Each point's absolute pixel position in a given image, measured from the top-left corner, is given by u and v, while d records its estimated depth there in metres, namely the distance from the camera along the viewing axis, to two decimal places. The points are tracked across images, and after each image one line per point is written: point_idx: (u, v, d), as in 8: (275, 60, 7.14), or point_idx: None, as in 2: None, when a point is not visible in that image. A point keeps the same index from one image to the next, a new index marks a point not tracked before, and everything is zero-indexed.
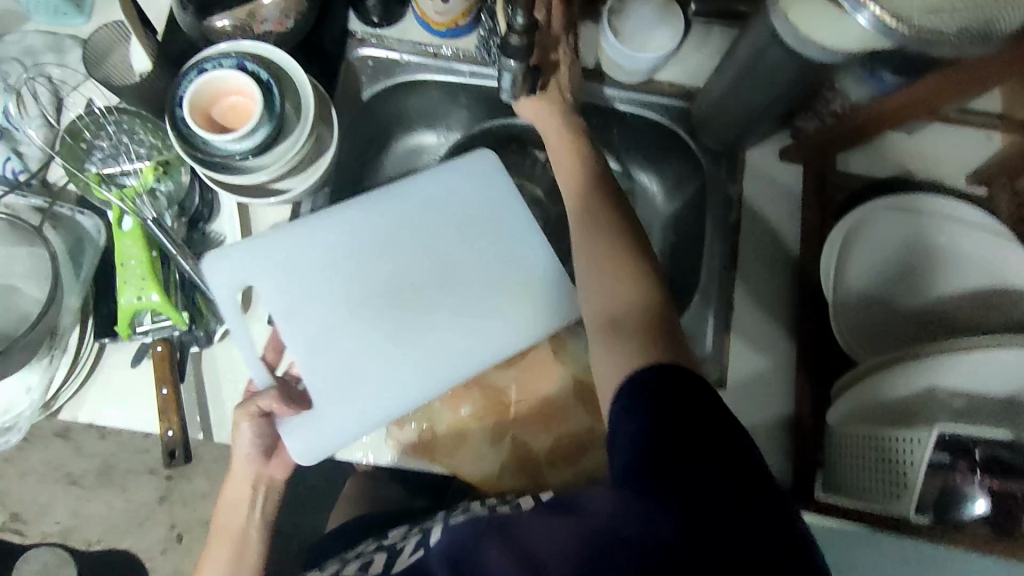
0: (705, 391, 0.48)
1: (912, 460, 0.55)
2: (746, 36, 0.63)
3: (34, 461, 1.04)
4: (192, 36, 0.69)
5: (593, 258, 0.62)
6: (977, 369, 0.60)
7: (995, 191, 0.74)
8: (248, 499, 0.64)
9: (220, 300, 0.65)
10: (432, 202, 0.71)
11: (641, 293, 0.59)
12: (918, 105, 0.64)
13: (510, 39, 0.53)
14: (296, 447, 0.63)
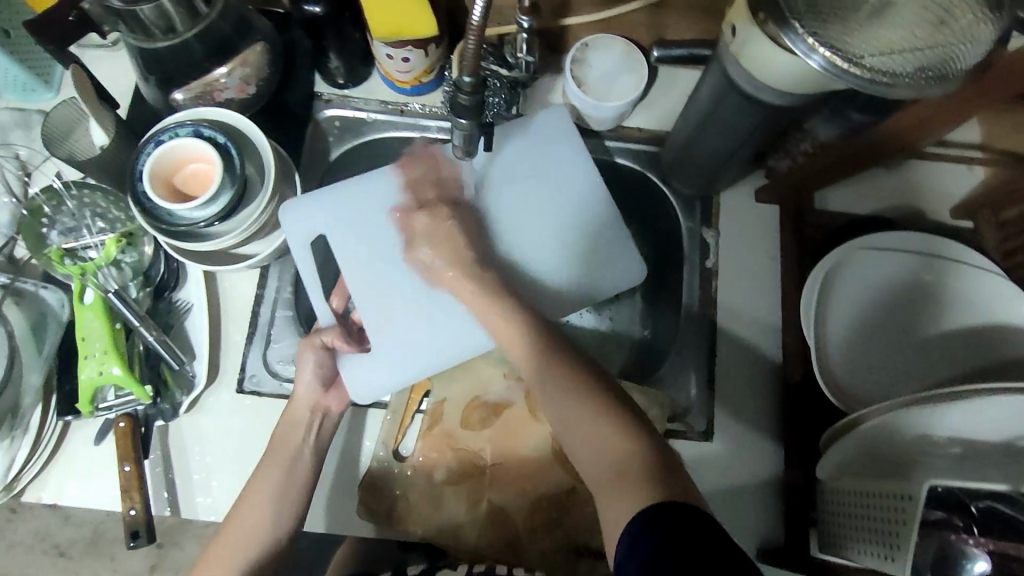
0: (697, 516, 0.41)
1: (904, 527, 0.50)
2: (706, 80, 0.62)
3: (22, 532, 0.89)
4: (156, 106, 0.71)
5: (566, 423, 0.52)
6: (984, 413, 0.54)
7: (980, 224, 0.72)
8: (306, 422, 0.63)
9: (291, 244, 0.67)
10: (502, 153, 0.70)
11: (628, 443, 0.49)
12: (891, 139, 0.63)
13: (458, 98, 0.51)
14: (355, 386, 0.65)
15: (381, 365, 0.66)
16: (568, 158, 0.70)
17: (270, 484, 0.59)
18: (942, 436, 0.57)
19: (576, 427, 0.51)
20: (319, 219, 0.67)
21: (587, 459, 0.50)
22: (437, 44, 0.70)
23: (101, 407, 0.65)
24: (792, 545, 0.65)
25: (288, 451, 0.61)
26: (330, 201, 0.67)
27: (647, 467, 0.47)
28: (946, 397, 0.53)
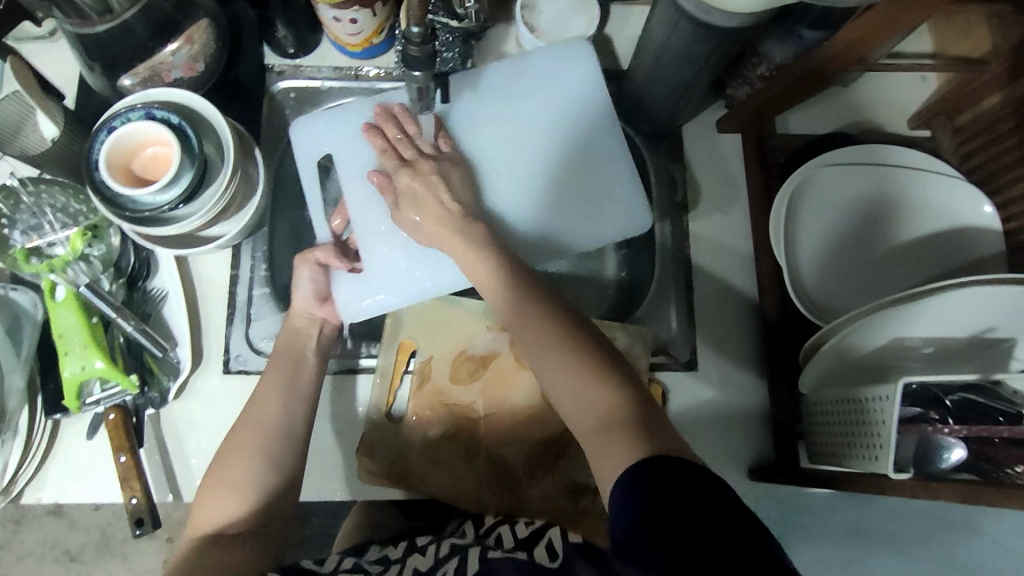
0: (688, 468, 0.42)
1: (883, 433, 0.52)
2: (656, 10, 0.62)
3: (30, 541, 0.87)
4: (105, 95, 0.70)
5: (555, 373, 0.52)
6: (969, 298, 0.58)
7: (937, 131, 0.74)
8: (314, 334, 0.65)
9: (300, 159, 0.67)
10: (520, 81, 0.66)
11: (615, 394, 0.49)
12: (844, 57, 0.63)
13: (408, 50, 0.50)
14: (343, 303, 0.64)
15: (372, 286, 0.64)
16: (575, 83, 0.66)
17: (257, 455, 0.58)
18: (912, 340, 0.61)
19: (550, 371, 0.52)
20: (326, 138, 0.67)
21: (575, 408, 0.50)
22: (384, 3, 0.69)
23: (89, 402, 0.65)
24: (780, 461, 0.67)
25: (278, 403, 0.60)
26: (332, 129, 0.67)
27: (636, 415, 0.48)
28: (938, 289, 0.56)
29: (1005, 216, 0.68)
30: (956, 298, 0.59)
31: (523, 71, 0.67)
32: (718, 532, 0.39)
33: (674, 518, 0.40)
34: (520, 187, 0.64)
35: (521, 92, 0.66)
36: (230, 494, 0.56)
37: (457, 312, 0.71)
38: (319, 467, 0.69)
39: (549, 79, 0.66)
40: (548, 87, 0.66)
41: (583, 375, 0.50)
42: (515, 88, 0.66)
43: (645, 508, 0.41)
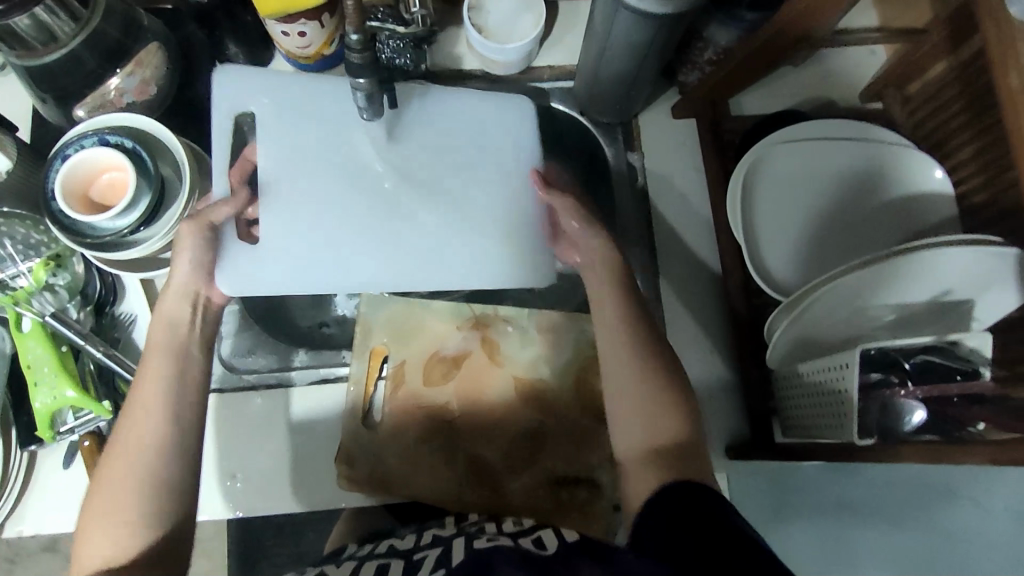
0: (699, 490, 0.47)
1: (846, 404, 0.53)
2: (597, 3, 0.63)
3: None
4: (60, 125, 0.70)
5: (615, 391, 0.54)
6: (936, 263, 0.59)
7: (888, 103, 0.75)
8: (189, 318, 0.57)
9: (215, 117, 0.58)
10: (475, 116, 0.63)
11: (674, 419, 0.53)
12: (785, 39, 0.64)
13: (350, 59, 0.51)
14: (230, 278, 0.57)
15: (264, 267, 0.57)
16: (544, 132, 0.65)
17: (135, 495, 0.49)
18: (874, 308, 0.62)
19: (617, 379, 0.55)
20: (257, 95, 0.59)
21: (624, 426, 0.54)
22: (331, 14, 0.69)
23: (63, 431, 0.65)
24: (755, 437, 0.68)
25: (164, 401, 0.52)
26: (267, 92, 0.59)
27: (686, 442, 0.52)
28: (900, 253, 0.56)
29: (956, 179, 0.68)
30: (916, 263, 0.59)
31: (480, 101, 0.63)
32: (716, 534, 0.43)
33: (682, 542, 0.44)
34: (458, 222, 0.61)
35: (472, 123, 0.63)
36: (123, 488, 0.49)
37: (425, 313, 0.72)
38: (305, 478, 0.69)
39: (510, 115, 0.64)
40: (504, 115, 0.64)
41: (637, 396, 0.53)
42: (475, 115, 0.63)
43: (655, 526, 0.46)
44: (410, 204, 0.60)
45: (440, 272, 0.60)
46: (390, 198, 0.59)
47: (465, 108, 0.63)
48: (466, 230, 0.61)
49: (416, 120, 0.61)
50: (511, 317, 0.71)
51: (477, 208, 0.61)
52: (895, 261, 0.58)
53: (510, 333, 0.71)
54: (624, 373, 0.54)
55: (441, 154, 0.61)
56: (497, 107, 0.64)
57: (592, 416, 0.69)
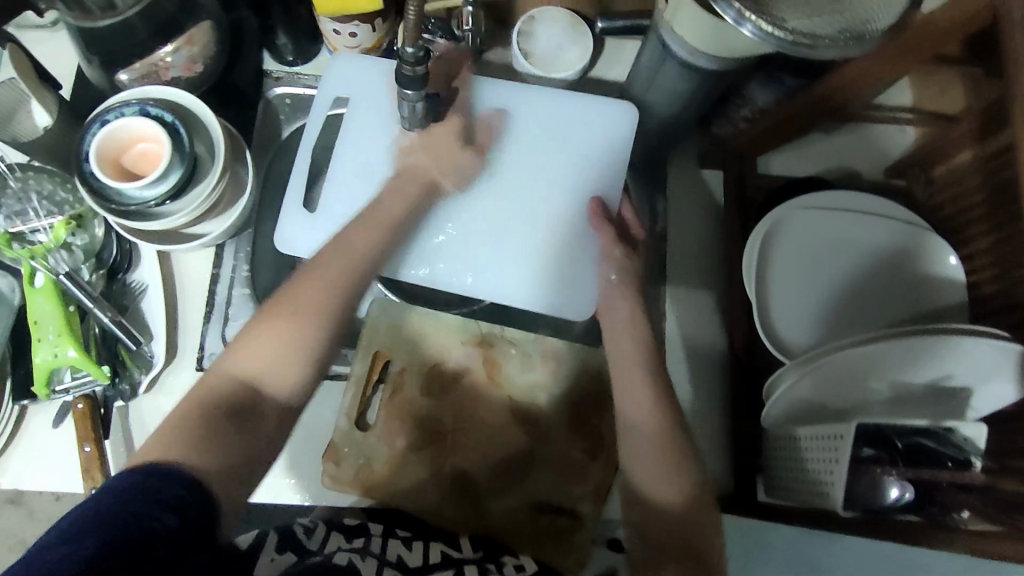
0: None
1: (833, 480, 0.54)
2: (646, 46, 0.64)
3: None
4: (102, 87, 0.71)
5: (639, 456, 0.56)
6: (947, 351, 0.60)
7: (911, 181, 0.76)
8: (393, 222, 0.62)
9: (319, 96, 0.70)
10: (547, 128, 0.69)
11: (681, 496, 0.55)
12: (819, 108, 0.66)
13: (402, 69, 0.53)
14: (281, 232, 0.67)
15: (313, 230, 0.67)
16: (607, 150, 0.69)
17: (293, 357, 0.53)
18: (873, 382, 0.63)
19: (638, 453, 0.56)
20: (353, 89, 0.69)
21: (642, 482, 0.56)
22: (384, 19, 0.70)
23: (58, 389, 0.65)
24: (740, 492, 0.68)
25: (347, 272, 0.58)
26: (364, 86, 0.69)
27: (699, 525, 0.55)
28: (916, 333, 0.57)
29: (969, 268, 0.69)
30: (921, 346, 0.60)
31: (552, 113, 0.69)
32: None
33: None
34: (506, 231, 0.67)
35: (556, 126, 0.69)
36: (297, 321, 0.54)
37: (430, 323, 0.72)
38: (291, 469, 0.70)
39: (591, 123, 0.69)
40: (570, 130, 0.69)
41: (664, 468, 0.55)
42: (544, 126, 0.69)
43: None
44: (478, 195, 0.68)
45: (482, 274, 0.67)
46: (465, 189, 0.68)
47: (552, 112, 0.69)
48: (516, 233, 0.67)
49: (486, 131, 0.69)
50: (516, 339, 0.72)
51: (525, 219, 0.67)
52: (903, 342, 0.59)
53: (512, 355, 0.71)
54: (654, 455, 0.56)
55: (504, 164, 0.68)
56: (572, 123, 0.69)
57: (582, 449, 0.69)
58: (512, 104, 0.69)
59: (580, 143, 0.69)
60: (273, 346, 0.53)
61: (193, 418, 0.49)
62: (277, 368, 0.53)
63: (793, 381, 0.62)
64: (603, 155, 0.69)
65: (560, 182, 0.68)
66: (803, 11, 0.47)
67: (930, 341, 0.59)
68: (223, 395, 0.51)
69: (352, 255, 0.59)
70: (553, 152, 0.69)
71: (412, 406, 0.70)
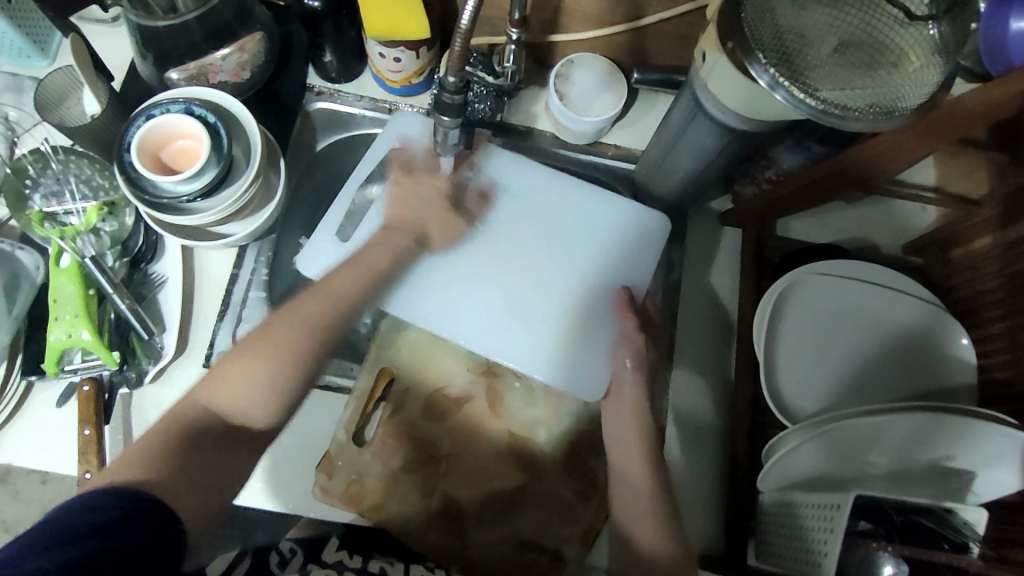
0: None
1: (828, 550, 0.53)
2: (678, 101, 0.66)
3: None
4: (151, 83, 0.73)
5: (631, 509, 0.59)
6: (956, 430, 0.59)
7: (928, 260, 0.77)
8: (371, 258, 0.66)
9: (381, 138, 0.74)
10: (561, 200, 0.73)
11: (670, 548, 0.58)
12: (846, 177, 0.67)
13: (442, 96, 0.55)
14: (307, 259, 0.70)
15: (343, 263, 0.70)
16: (618, 233, 0.72)
17: (259, 387, 0.56)
18: (874, 456, 0.63)
19: (635, 505, 0.59)
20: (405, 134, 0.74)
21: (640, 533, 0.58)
22: (429, 48, 0.73)
23: (66, 369, 0.66)
24: (730, 552, 0.67)
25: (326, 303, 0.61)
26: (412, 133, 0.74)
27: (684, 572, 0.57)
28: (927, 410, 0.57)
29: (981, 349, 0.69)
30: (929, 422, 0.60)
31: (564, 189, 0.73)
32: None
33: None
34: (523, 286, 0.69)
35: (566, 201, 0.73)
36: (271, 351, 0.57)
37: (440, 348, 0.72)
38: (268, 472, 0.69)
39: (606, 207, 0.73)
40: (580, 206, 0.72)
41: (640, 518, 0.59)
42: (554, 198, 0.73)
43: None
44: (501, 251, 0.70)
45: (501, 325, 0.68)
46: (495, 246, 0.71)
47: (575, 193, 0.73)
48: (524, 299, 0.69)
49: (507, 187, 0.73)
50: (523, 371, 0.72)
51: (542, 278, 0.70)
52: (910, 415, 0.59)
53: (515, 388, 0.72)
54: (648, 502, 0.59)
55: (521, 219, 0.72)
56: (582, 200, 0.73)
57: (574, 490, 0.69)
58: (540, 179, 0.73)
59: (596, 224, 0.72)
60: (237, 379, 0.56)
61: (160, 441, 0.52)
62: (251, 404, 0.55)
63: (797, 444, 0.61)
64: (609, 236, 0.72)
65: (574, 261, 0.71)
66: (836, 84, 0.49)
67: (940, 418, 0.59)
68: (185, 428, 0.54)
69: (325, 298, 0.61)
70: (574, 229, 0.72)
71: (409, 428, 0.70)
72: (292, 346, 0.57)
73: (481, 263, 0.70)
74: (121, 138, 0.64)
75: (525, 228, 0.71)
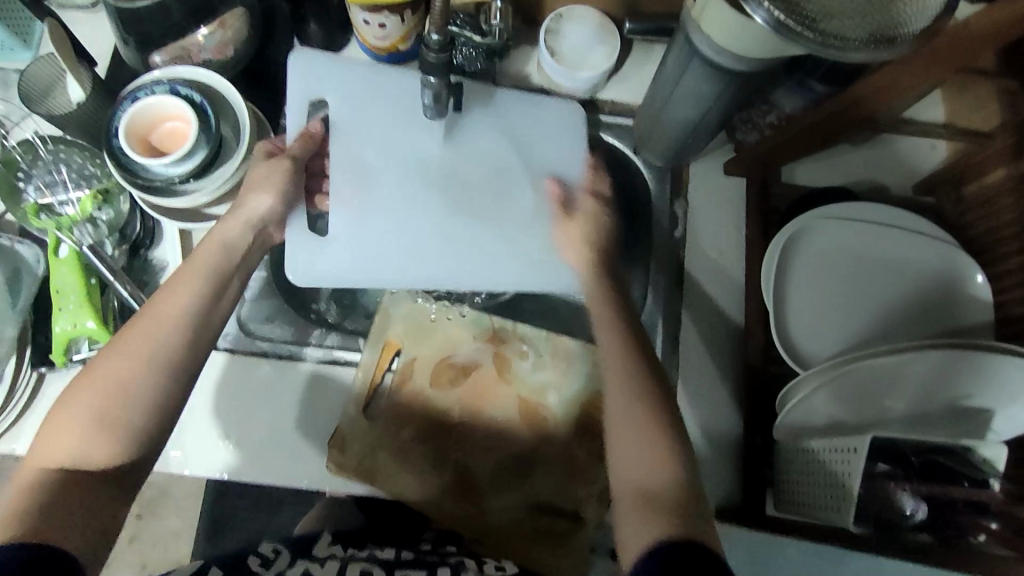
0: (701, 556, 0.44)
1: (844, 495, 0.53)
2: (672, 48, 0.64)
3: None
4: (136, 67, 0.72)
5: (613, 421, 0.54)
6: (982, 367, 0.58)
7: (941, 198, 0.75)
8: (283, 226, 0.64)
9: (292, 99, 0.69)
10: (512, 134, 0.72)
11: (666, 464, 0.51)
12: (851, 115, 0.64)
13: (427, 56, 0.53)
14: (294, 268, 0.67)
15: (332, 252, 0.67)
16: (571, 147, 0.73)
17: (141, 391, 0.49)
18: (891, 398, 0.62)
19: (616, 413, 0.54)
20: (324, 82, 0.70)
21: (625, 461, 0.52)
22: (413, 10, 0.70)
23: (76, 359, 0.66)
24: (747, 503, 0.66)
25: (197, 281, 0.55)
26: (335, 86, 0.70)
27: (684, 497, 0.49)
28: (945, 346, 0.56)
29: (998, 287, 0.68)
30: (947, 361, 0.59)
31: (516, 120, 0.73)
32: None
33: None
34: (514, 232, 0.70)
35: (518, 134, 0.72)
36: (136, 348, 0.50)
37: (445, 316, 0.72)
38: (190, 439, 0.68)
39: (558, 127, 0.73)
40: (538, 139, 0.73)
41: (640, 436, 0.52)
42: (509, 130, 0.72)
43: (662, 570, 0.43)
44: (486, 202, 0.70)
45: (503, 273, 0.69)
46: (483, 202, 0.70)
47: (546, 130, 0.73)
48: (507, 236, 0.70)
49: (474, 135, 0.71)
50: (529, 336, 0.71)
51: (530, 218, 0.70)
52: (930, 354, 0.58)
53: (523, 352, 0.71)
54: (621, 410, 0.54)
55: (488, 164, 0.71)
56: (529, 129, 0.73)
57: (585, 450, 0.69)
58: (492, 115, 0.72)
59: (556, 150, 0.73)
60: (103, 389, 0.49)
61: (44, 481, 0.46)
62: (89, 437, 0.47)
63: (810, 392, 0.60)
64: (567, 157, 0.73)
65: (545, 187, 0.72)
66: (834, 14, 0.46)
67: (957, 356, 0.58)
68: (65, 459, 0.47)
69: (190, 278, 0.55)
70: (535, 158, 0.72)
71: (420, 399, 0.69)
72: (145, 340, 0.51)
73: (461, 212, 0.69)
74: (108, 124, 0.64)
75: (492, 169, 0.71)
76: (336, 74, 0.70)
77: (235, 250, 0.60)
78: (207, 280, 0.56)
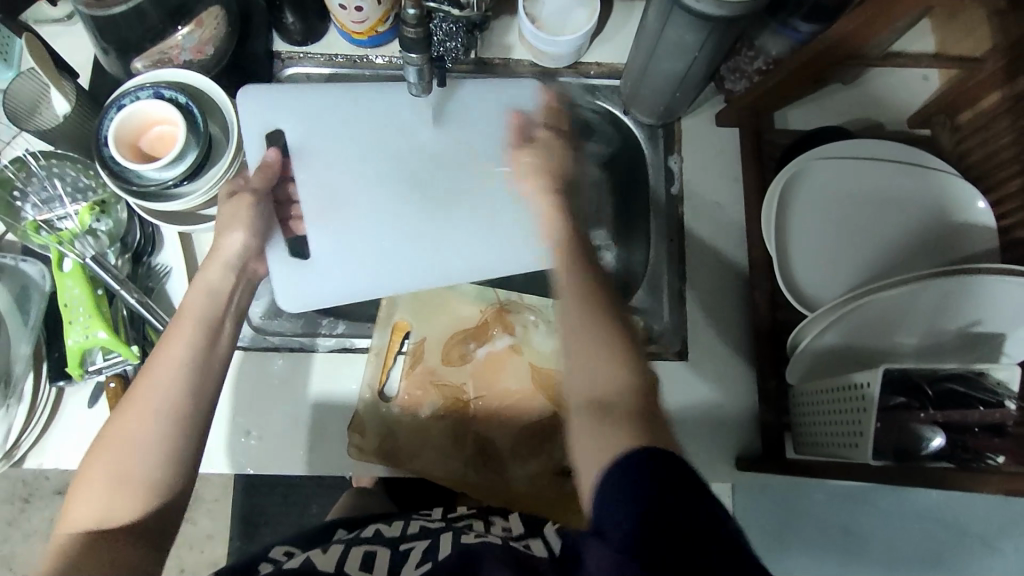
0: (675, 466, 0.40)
1: (863, 430, 0.53)
2: (652, 4, 0.63)
3: None
4: (119, 75, 0.72)
5: (569, 335, 0.50)
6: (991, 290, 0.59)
7: (936, 130, 0.74)
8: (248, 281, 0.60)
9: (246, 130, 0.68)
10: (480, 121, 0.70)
11: (627, 369, 0.47)
12: (838, 51, 0.63)
13: (406, 33, 0.53)
14: (286, 296, 0.68)
15: (323, 276, 0.69)
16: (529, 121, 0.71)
17: (148, 452, 0.48)
18: (902, 332, 0.62)
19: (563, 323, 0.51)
20: (284, 101, 0.69)
21: (581, 378, 0.48)
22: None
23: (91, 370, 0.67)
24: (766, 449, 0.67)
25: (187, 333, 0.53)
26: (299, 104, 0.69)
27: (638, 402, 0.46)
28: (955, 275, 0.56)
29: (1000, 212, 0.67)
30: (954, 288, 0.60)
31: (487, 104, 0.71)
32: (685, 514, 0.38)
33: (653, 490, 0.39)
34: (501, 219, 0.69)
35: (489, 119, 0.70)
36: (138, 415, 0.49)
37: (452, 294, 0.73)
38: (217, 441, 0.69)
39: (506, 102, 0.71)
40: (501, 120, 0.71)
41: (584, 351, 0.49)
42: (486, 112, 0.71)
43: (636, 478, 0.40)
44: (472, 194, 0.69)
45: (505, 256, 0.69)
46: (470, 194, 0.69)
47: (506, 104, 0.71)
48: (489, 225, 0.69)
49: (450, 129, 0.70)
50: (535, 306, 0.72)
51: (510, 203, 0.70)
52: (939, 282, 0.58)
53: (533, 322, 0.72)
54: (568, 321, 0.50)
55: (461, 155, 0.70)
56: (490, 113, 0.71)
57: None
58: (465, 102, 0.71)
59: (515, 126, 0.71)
60: (113, 459, 0.48)
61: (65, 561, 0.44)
62: (110, 506, 0.47)
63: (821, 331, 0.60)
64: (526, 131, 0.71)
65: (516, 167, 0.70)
66: None
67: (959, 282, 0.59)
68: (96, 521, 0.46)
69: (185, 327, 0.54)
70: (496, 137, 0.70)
71: (434, 379, 0.70)
72: (148, 405, 0.49)
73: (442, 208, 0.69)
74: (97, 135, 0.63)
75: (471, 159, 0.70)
76: (290, 95, 0.69)
77: (219, 293, 0.58)
78: (198, 331, 0.54)
